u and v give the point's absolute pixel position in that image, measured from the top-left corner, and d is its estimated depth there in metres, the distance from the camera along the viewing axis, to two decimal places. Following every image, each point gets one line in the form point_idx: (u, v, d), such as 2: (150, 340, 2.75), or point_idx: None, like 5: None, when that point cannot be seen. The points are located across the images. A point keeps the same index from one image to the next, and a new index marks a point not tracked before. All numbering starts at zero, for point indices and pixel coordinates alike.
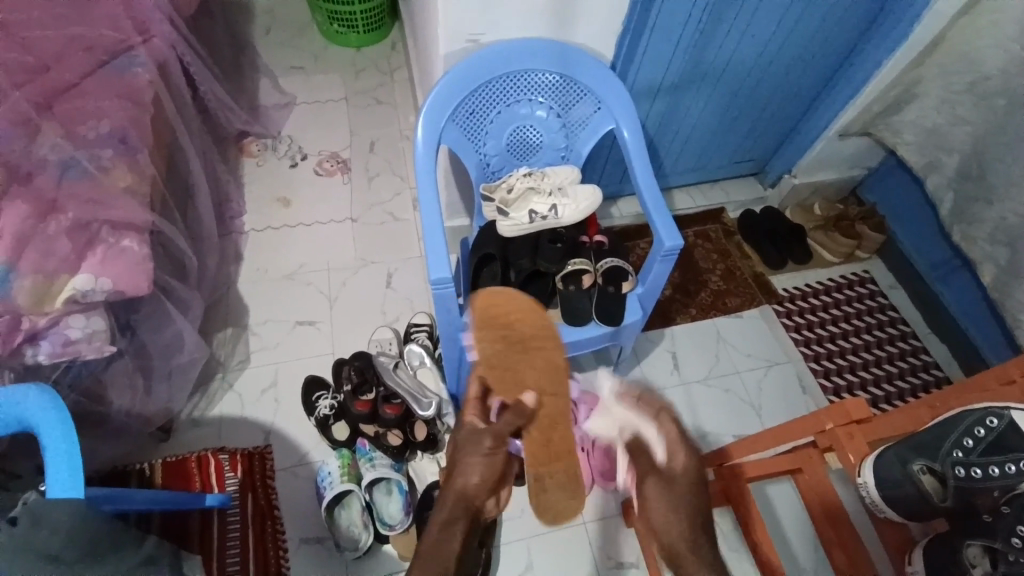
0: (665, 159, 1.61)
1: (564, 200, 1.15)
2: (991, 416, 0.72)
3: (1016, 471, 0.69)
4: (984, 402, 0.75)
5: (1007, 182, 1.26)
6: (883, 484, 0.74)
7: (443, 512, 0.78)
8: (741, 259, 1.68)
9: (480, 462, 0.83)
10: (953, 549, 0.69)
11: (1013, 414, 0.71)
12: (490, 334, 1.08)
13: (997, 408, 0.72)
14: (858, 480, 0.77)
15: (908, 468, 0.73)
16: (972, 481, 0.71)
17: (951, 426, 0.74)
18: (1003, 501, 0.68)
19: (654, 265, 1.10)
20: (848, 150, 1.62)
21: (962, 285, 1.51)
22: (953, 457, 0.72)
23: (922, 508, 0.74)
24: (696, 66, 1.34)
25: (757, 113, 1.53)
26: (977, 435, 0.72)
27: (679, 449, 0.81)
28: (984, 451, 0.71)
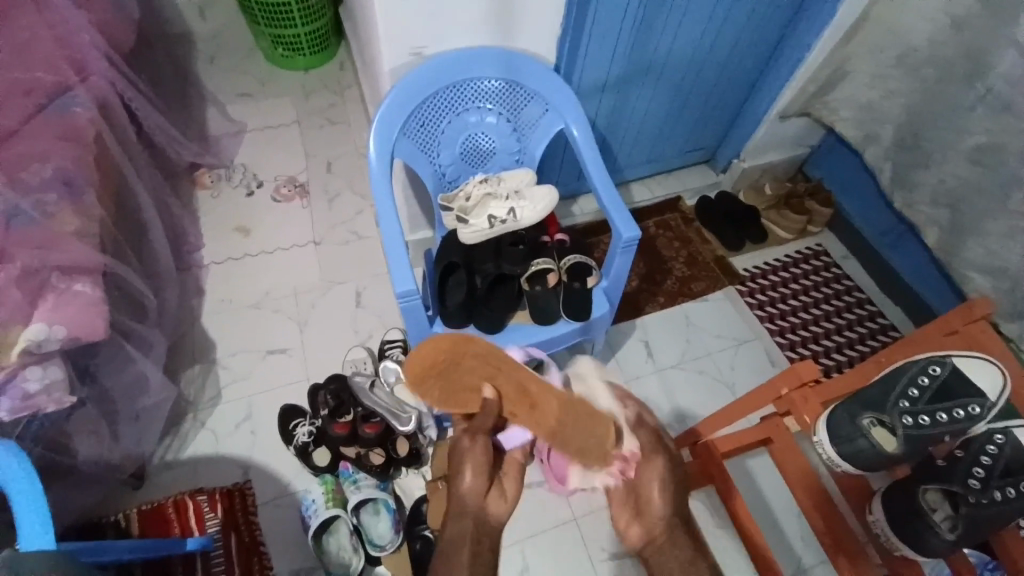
0: (619, 154, 1.65)
1: (522, 202, 1.16)
2: (934, 364, 0.76)
3: (966, 415, 0.73)
4: (928, 352, 0.79)
5: (941, 146, 1.33)
6: (837, 439, 0.77)
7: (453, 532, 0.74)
8: (702, 245, 1.73)
9: (487, 459, 0.79)
10: (912, 495, 0.74)
11: (954, 360, 0.76)
12: (432, 385, 0.90)
13: (940, 357, 0.77)
14: (815, 439, 0.80)
15: (859, 421, 0.77)
16: (920, 427, 0.75)
17: (898, 376, 0.78)
18: (956, 445, 0.74)
19: (616, 258, 1.13)
20: (790, 131, 1.69)
21: (908, 249, 1.58)
22: (900, 407, 0.76)
23: (881, 462, 0.77)
24: (639, 61, 1.38)
25: (701, 102, 1.59)
26: (922, 383, 0.76)
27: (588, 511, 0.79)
28: (931, 399, 0.75)
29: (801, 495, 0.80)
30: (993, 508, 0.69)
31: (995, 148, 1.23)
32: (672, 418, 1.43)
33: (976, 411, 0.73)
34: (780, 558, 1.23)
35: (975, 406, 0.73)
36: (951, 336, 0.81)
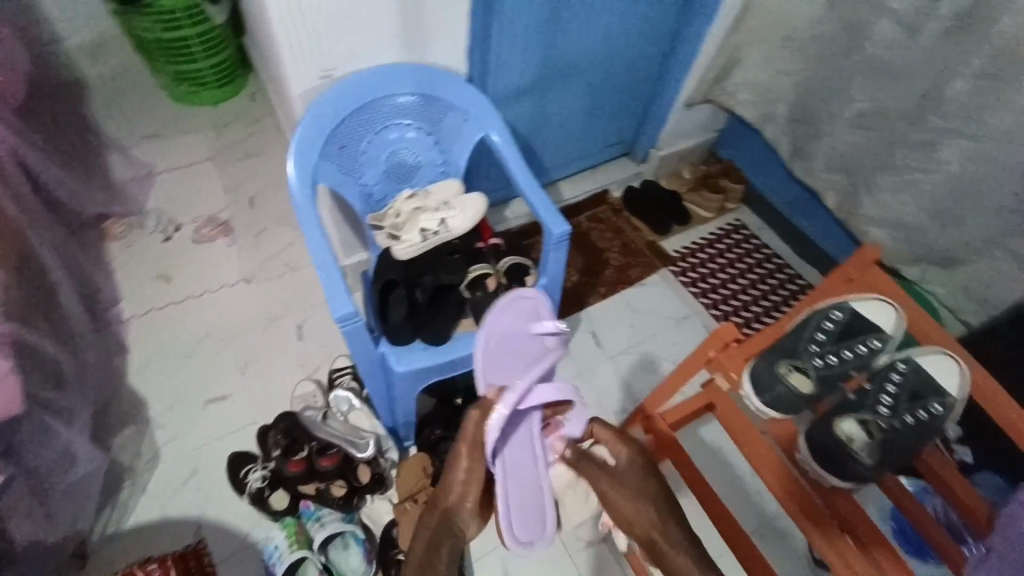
0: (543, 155, 1.70)
1: (452, 212, 1.14)
2: (834, 310, 0.85)
3: (871, 349, 0.83)
4: (830, 299, 0.89)
5: (829, 117, 1.46)
6: (760, 388, 0.84)
7: (424, 536, 0.89)
8: (633, 232, 1.81)
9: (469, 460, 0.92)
10: (830, 428, 0.81)
11: (851, 304, 0.85)
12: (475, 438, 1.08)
13: (839, 302, 0.86)
14: (741, 392, 0.87)
15: (776, 369, 0.85)
16: (831, 366, 0.84)
17: (806, 325, 0.86)
18: (862, 379, 0.83)
19: (550, 254, 1.16)
20: (697, 118, 1.81)
21: (817, 215, 1.68)
22: (810, 351, 0.85)
23: (801, 403, 0.85)
24: (549, 66, 1.43)
25: (614, 97, 1.66)
26: (827, 328, 0.85)
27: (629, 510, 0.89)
28: (835, 340, 0.85)
29: (774, 480, 0.82)
30: (904, 430, 0.78)
31: (876, 112, 1.36)
32: (627, 402, 1.47)
33: (876, 344, 0.83)
34: (742, 517, 1.29)
35: (872, 341, 0.83)
36: (850, 283, 0.89)
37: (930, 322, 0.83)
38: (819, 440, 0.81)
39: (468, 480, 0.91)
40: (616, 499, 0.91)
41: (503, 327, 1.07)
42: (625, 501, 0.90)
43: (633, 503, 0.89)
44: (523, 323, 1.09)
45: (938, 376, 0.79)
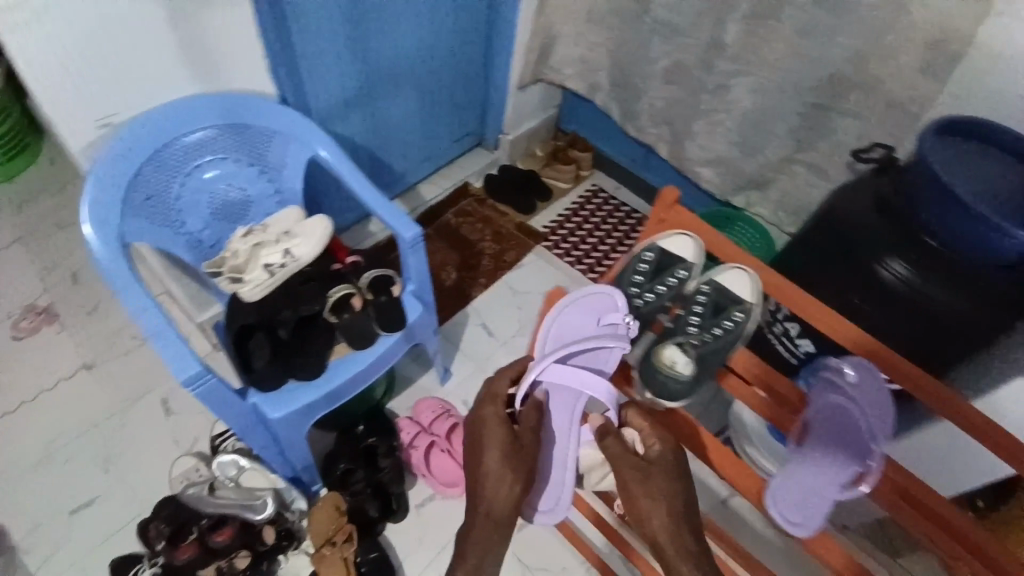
0: (393, 162, 1.67)
1: (295, 240, 1.07)
2: (647, 252, 1.02)
3: (679, 279, 1.01)
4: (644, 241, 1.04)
5: (642, 77, 1.59)
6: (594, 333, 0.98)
7: (462, 574, 0.84)
8: (501, 218, 1.84)
9: (497, 476, 0.87)
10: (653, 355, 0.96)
11: (660, 244, 1.03)
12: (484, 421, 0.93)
13: (650, 243, 1.03)
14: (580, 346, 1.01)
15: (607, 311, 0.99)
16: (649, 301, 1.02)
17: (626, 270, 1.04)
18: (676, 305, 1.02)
19: (409, 258, 1.15)
20: (534, 98, 1.88)
21: (658, 165, 1.81)
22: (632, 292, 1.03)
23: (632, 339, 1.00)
24: (366, 70, 1.38)
25: (447, 92, 1.67)
26: (643, 270, 1.03)
27: (649, 515, 0.84)
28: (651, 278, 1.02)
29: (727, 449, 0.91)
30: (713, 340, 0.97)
31: (677, 67, 1.50)
32: None
33: (683, 273, 1.01)
34: None
35: (678, 272, 1.01)
36: (662, 222, 1.01)
37: (728, 244, 0.96)
38: (651, 366, 0.94)
39: (504, 475, 0.87)
40: (636, 497, 0.84)
41: (571, 321, 1.02)
42: (648, 502, 0.84)
43: (652, 506, 0.84)
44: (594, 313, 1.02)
45: (735, 291, 1.01)
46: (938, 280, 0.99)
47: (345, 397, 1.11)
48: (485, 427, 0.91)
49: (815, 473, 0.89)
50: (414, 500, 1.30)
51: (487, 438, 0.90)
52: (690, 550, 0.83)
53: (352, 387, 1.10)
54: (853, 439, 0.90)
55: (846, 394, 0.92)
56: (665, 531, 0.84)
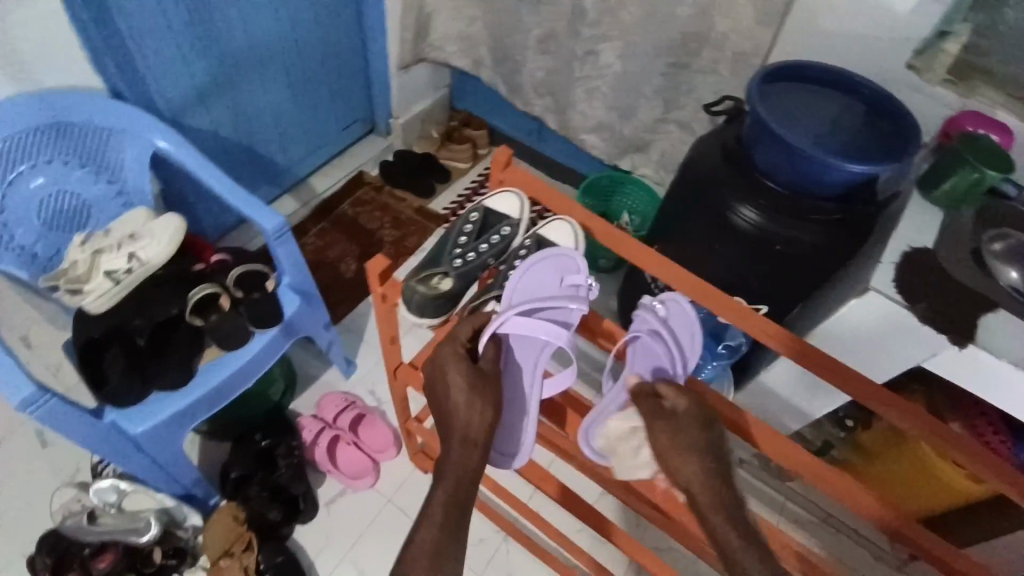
0: (274, 156, 1.60)
1: (140, 243, 1.03)
2: (471, 214, 1.00)
3: (504, 235, 0.98)
4: (471, 204, 1.02)
5: (518, 49, 1.58)
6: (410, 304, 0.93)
7: (443, 495, 0.76)
8: (399, 204, 1.81)
9: (468, 405, 0.79)
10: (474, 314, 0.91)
11: (484, 203, 1.00)
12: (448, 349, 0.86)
13: (474, 205, 1.01)
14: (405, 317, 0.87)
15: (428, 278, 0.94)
16: (473, 261, 0.97)
17: (451, 233, 1.00)
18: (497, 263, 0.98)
19: (279, 250, 1.10)
20: (420, 78, 1.84)
21: (550, 137, 1.82)
22: (456, 253, 0.97)
23: (451, 301, 0.96)
24: (220, 58, 1.32)
25: (323, 78, 1.61)
26: (468, 231, 0.99)
27: (683, 465, 0.75)
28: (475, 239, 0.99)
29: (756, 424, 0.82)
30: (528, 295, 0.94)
31: (549, 35, 1.50)
32: None
33: (506, 231, 0.99)
34: None
35: (501, 230, 0.99)
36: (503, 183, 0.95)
37: (563, 198, 0.89)
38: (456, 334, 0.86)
39: (467, 401, 0.79)
40: (666, 451, 0.76)
41: (537, 277, 0.93)
42: (683, 459, 0.75)
43: (686, 460, 0.75)
44: (560, 270, 0.93)
45: (557, 242, 0.96)
46: (784, 219, 1.05)
47: (224, 400, 1.07)
48: (441, 362, 0.83)
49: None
50: (324, 496, 1.28)
51: (448, 365, 0.82)
52: (723, 501, 0.73)
53: (230, 389, 1.07)
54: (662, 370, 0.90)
55: (655, 328, 0.91)
56: (696, 481, 0.74)
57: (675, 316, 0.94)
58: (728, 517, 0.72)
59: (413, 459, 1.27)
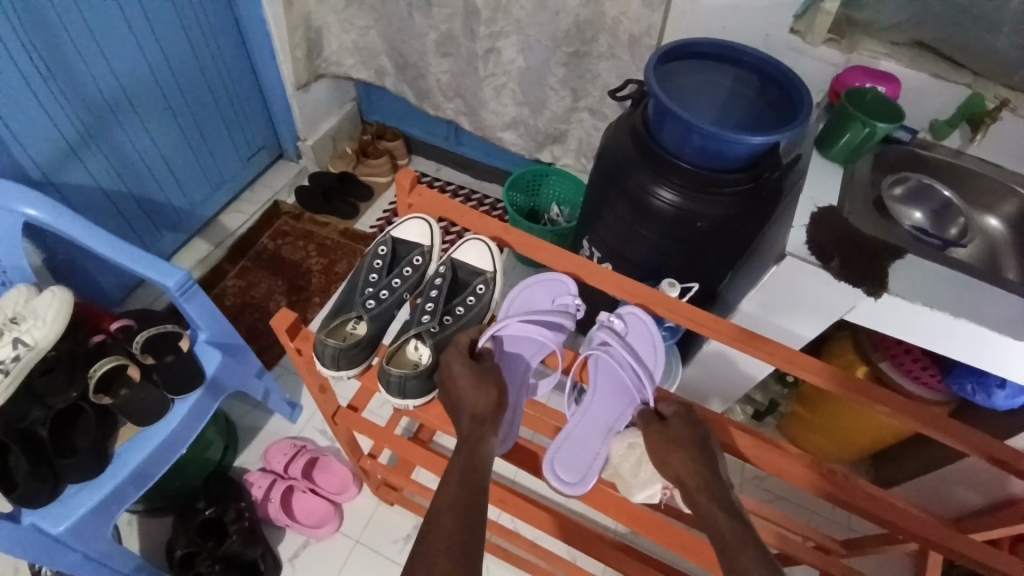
0: (173, 200, 1.49)
1: (25, 326, 0.92)
2: (379, 247, 0.94)
3: (417, 265, 0.94)
4: (379, 236, 0.98)
5: (418, 55, 1.53)
6: (322, 359, 0.81)
7: (458, 469, 0.68)
8: (323, 229, 1.73)
9: (476, 389, 0.75)
10: (395, 354, 0.85)
11: (392, 234, 0.96)
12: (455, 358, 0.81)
13: (382, 238, 0.96)
14: (327, 372, 0.83)
15: (340, 323, 0.87)
16: (387, 297, 0.91)
17: (361, 269, 0.93)
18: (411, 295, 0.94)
19: (187, 307, 1.01)
20: (322, 95, 1.75)
21: (469, 138, 1.79)
22: (368, 290, 0.91)
23: (367, 347, 0.86)
24: (88, 105, 1.20)
25: (213, 110, 1.50)
26: (378, 265, 0.93)
27: (673, 455, 0.73)
28: (387, 273, 0.93)
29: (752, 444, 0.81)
30: (447, 326, 0.89)
31: (446, 38, 1.45)
32: None
33: (419, 261, 0.95)
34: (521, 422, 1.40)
35: (413, 260, 0.94)
36: (412, 208, 0.94)
37: (470, 211, 0.89)
38: (382, 371, 0.82)
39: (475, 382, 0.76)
40: (658, 445, 0.75)
41: (527, 303, 0.94)
42: (671, 452, 0.73)
43: (675, 451, 0.72)
44: (552, 291, 0.94)
45: (473, 264, 0.96)
46: (699, 197, 1.06)
47: (156, 475, 1.01)
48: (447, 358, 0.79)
49: (589, 430, 0.85)
50: (288, 551, 1.22)
51: (453, 362, 0.79)
52: (711, 479, 0.70)
53: (160, 463, 1.00)
54: (625, 384, 0.87)
55: (608, 341, 0.89)
56: (687, 467, 0.71)
57: (635, 330, 0.91)
58: (716, 498, 0.68)
59: (377, 495, 1.22)
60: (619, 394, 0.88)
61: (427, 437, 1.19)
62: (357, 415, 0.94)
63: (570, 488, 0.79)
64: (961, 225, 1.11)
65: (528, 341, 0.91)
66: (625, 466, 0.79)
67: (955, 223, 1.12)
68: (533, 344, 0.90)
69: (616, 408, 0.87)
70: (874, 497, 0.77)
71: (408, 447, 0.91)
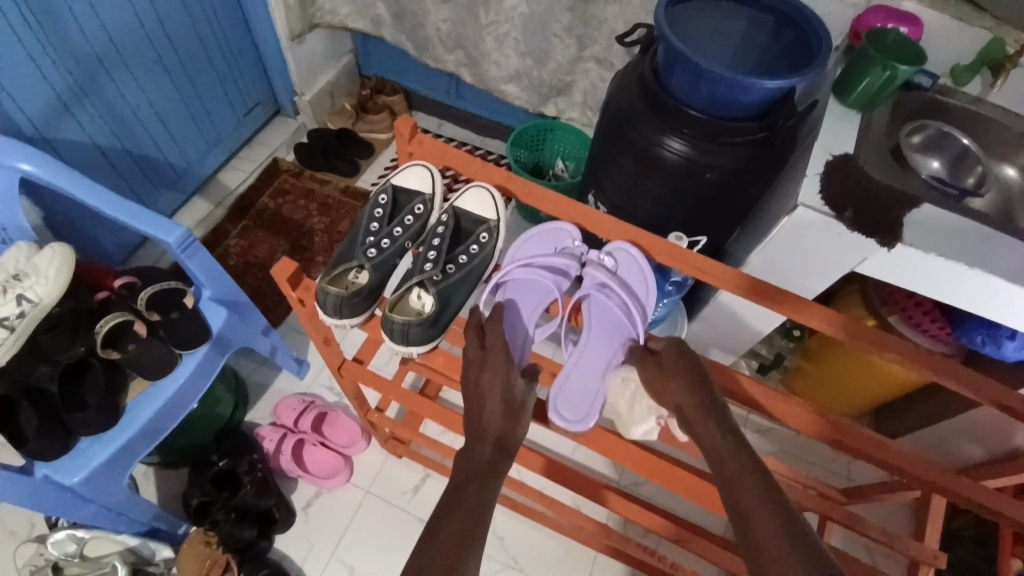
0: (169, 158, 1.46)
1: (26, 283, 0.92)
2: (380, 195, 0.93)
3: (419, 214, 0.93)
4: (380, 185, 0.96)
5: (417, 2, 1.46)
6: (326, 309, 0.81)
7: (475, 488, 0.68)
8: (324, 187, 1.70)
9: (499, 407, 0.73)
10: (399, 303, 0.85)
11: (393, 182, 0.95)
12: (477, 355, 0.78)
13: (383, 186, 0.94)
14: (331, 322, 0.82)
15: (342, 272, 0.86)
16: (389, 245, 0.89)
17: (362, 217, 0.92)
18: (413, 244, 0.93)
19: (189, 262, 1.00)
20: (318, 47, 1.69)
21: (470, 92, 1.73)
22: (370, 240, 0.90)
23: (370, 296, 0.85)
24: (77, 58, 1.16)
25: (206, 64, 1.45)
26: (380, 213, 0.92)
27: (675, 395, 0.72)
28: (388, 222, 0.92)
29: (753, 389, 0.82)
30: (452, 271, 0.88)
31: None
32: None
33: (421, 209, 0.94)
34: None
35: (415, 210, 0.93)
36: (414, 156, 0.91)
37: (473, 158, 0.86)
38: (386, 319, 0.81)
39: (500, 404, 0.73)
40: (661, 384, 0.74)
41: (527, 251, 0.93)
42: (673, 390, 0.72)
43: (674, 388, 0.72)
44: (553, 240, 0.93)
45: (476, 213, 0.94)
46: (710, 146, 1.03)
47: (168, 428, 1.03)
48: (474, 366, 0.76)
49: (588, 370, 0.86)
50: (300, 501, 1.25)
51: (478, 372, 0.76)
52: (713, 415, 0.70)
53: (171, 418, 1.02)
54: (620, 324, 0.88)
55: (604, 281, 0.88)
56: (682, 396, 0.71)
57: (624, 264, 0.88)
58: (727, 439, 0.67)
59: (386, 449, 1.25)
60: (613, 331, 0.88)
61: (432, 392, 1.20)
62: (360, 366, 0.94)
63: (571, 425, 0.80)
64: (978, 174, 1.09)
65: (531, 289, 0.90)
66: (624, 409, 0.79)
67: (973, 172, 1.09)
68: (537, 293, 0.90)
69: (612, 347, 0.87)
70: (880, 443, 0.78)
71: (412, 398, 0.92)
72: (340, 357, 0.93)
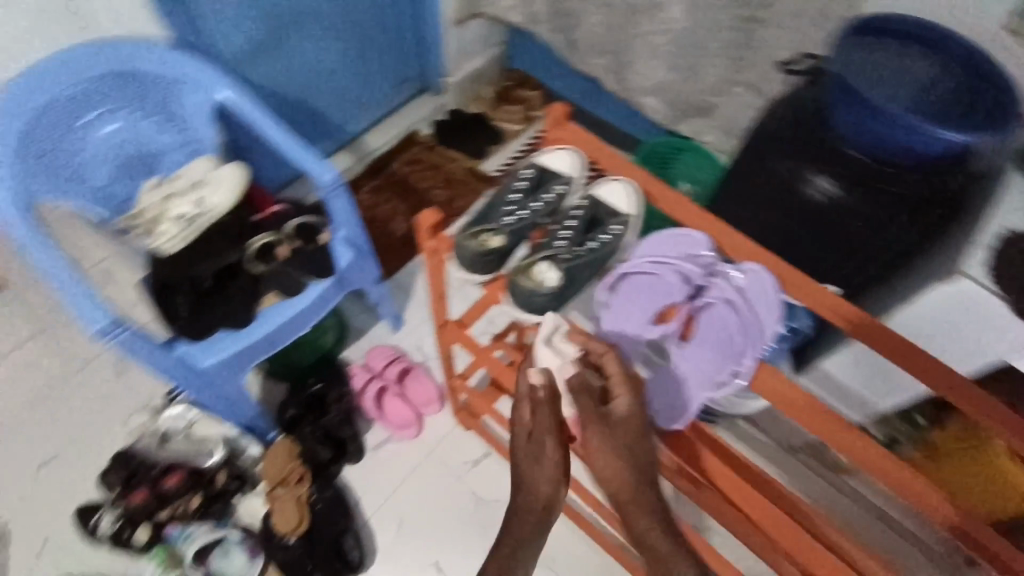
0: (326, 111, 1.63)
1: (207, 189, 1.10)
2: (525, 168, 0.98)
3: (557, 194, 0.96)
4: (525, 159, 1.01)
5: (575, 5, 1.50)
6: (463, 259, 0.90)
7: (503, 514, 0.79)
8: (451, 163, 1.80)
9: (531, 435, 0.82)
10: (526, 270, 0.91)
11: (538, 159, 0.99)
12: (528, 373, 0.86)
13: (529, 162, 0.99)
14: (463, 271, 0.92)
15: (480, 229, 0.92)
16: (524, 217, 0.95)
17: (504, 185, 0.98)
18: (549, 220, 0.97)
19: (333, 202, 1.13)
20: (473, 34, 1.79)
21: (608, 98, 1.75)
22: (507, 208, 0.96)
23: (502, 258, 0.92)
24: (275, 11, 1.33)
25: (374, 34, 1.60)
26: (521, 186, 0.98)
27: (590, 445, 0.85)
28: (529, 194, 0.97)
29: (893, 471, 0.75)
30: (582, 253, 0.93)
31: None
32: None
33: (561, 188, 0.97)
34: None
35: (552, 190, 0.97)
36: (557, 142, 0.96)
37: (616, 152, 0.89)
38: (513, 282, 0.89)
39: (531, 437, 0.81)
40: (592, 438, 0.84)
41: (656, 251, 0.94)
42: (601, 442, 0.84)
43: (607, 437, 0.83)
44: (682, 244, 0.92)
45: (613, 204, 0.96)
46: (862, 189, 0.97)
47: (281, 343, 1.15)
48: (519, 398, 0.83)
49: (695, 379, 0.89)
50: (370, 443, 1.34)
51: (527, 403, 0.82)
52: None
53: (287, 334, 1.13)
54: (731, 342, 0.87)
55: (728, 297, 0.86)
56: None
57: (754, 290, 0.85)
58: None
59: (458, 417, 1.30)
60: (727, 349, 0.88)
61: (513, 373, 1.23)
62: (462, 330, 0.99)
63: (668, 424, 0.88)
64: None
65: (654, 290, 0.93)
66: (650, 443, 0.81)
67: None
68: (658, 295, 0.92)
69: (717, 361, 0.88)
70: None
71: (504, 370, 0.95)
72: (448, 315, 0.99)
